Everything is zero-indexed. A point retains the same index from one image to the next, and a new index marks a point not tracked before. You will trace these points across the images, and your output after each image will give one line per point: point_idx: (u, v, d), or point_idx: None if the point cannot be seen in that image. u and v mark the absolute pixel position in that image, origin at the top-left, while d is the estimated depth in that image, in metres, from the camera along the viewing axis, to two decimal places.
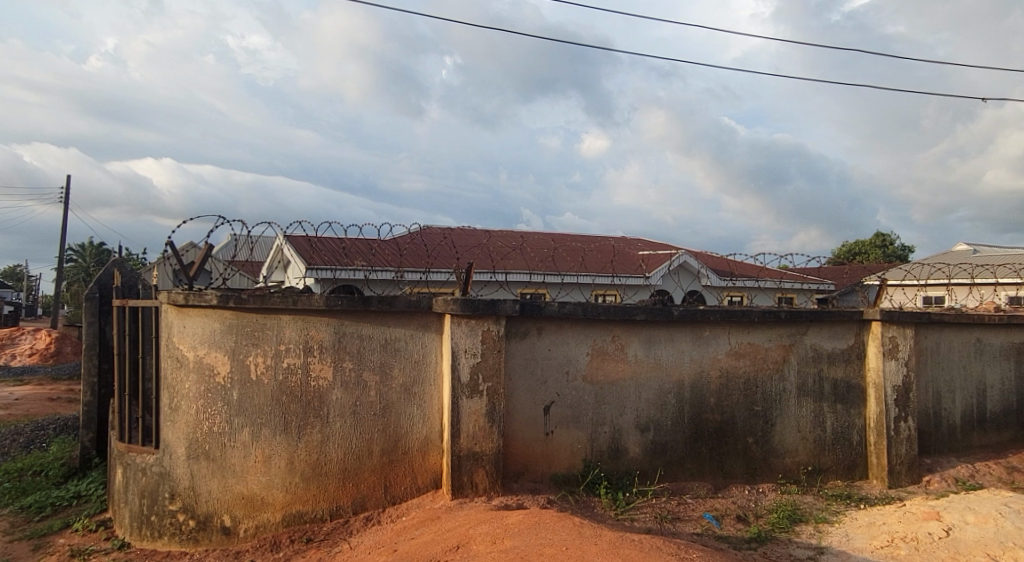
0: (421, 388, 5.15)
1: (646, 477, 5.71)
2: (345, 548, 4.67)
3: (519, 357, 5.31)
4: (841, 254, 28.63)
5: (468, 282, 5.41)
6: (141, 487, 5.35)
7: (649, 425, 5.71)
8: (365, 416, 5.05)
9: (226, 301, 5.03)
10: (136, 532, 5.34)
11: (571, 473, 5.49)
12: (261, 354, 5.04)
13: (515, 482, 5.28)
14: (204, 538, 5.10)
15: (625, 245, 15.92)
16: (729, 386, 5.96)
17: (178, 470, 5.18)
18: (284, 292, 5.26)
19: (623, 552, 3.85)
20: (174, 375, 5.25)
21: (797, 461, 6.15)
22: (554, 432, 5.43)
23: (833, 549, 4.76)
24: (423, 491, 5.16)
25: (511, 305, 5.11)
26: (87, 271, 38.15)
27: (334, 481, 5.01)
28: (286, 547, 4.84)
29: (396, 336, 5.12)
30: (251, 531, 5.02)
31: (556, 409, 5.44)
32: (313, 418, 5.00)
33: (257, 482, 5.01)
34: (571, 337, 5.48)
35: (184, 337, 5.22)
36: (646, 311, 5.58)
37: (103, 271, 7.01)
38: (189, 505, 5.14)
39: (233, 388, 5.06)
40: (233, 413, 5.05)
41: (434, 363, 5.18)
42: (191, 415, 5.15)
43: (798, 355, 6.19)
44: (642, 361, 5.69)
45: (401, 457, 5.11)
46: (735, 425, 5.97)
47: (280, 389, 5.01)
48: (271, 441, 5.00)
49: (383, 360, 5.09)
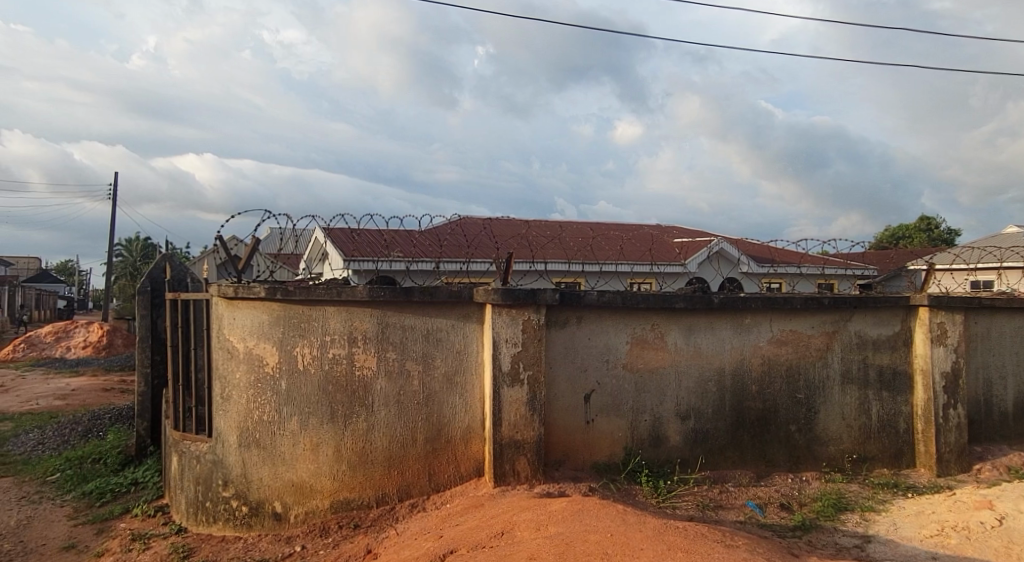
0: (463, 378, 5.23)
1: (687, 465, 5.71)
2: (392, 535, 4.79)
3: (559, 346, 5.35)
4: (884, 238, 28.07)
5: (508, 271, 5.45)
6: (195, 474, 5.55)
7: (689, 413, 5.70)
8: (409, 405, 5.15)
9: (273, 293, 5.18)
10: (193, 517, 5.56)
11: (612, 461, 5.51)
12: (307, 345, 5.17)
13: (556, 471, 5.34)
14: (257, 523, 5.27)
15: (662, 233, 15.84)
16: (771, 373, 5.91)
17: (231, 458, 5.36)
18: (330, 285, 5.38)
19: (668, 539, 3.87)
20: (225, 365, 5.42)
21: (842, 449, 6.08)
22: (595, 420, 5.46)
23: (881, 538, 4.71)
24: (466, 479, 5.25)
25: (551, 295, 5.15)
26: (133, 265, 39.28)
27: (379, 469, 5.13)
28: (335, 533, 4.98)
29: (438, 326, 5.19)
30: (301, 516, 5.18)
31: (596, 397, 5.46)
32: (358, 407, 5.12)
33: (307, 470, 5.16)
34: (610, 325, 5.49)
35: (234, 329, 5.38)
36: (686, 299, 5.57)
37: (155, 266, 7.25)
38: (242, 492, 5.31)
39: (282, 378, 5.20)
40: (282, 403, 5.20)
41: (476, 352, 5.25)
42: (242, 404, 5.32)
43: (842, 342, 6.10)
44: (682, 349, 5.67)
45: (443, 446, 5.20)
46: (778, 414, 5.92)
47: (326, 379, 5.14)
48: (319, 430, 5.14)
49: (425, 350, 5.18)
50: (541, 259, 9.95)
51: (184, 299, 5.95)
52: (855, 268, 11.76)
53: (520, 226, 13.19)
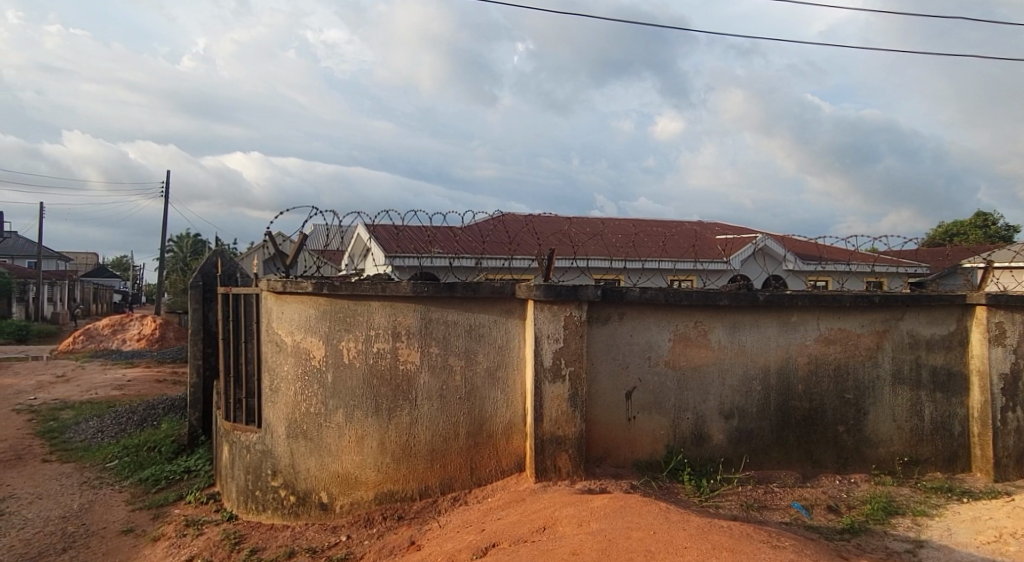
0: (505, 373, 5.26)
1: (731, 464, 5.64)
2: (435, 527, 4.86)
3: (601, 342, 5.34)
4: (937, 235, 27.13)
5: (550, 268, 5.46)
6: (246, 463, 5.72)
7: (733, 412, 5.63)
8: (451, 400, 5.21)
9: (320, 288, 5.29)
10: (243, 505, 5.73)
11: (654, 459, 5.48)
12: (353, 339, 5.27)
13: (597, 467, 5.33)
14: (304, 513, 5.41)
15: (704, 229, 15.61)
16: (818, 373, 5.79)
17: (280, 448, 5.50)
18: (375, 280, 5.47)
19: (713, 538, 3.84)
20: (274, 358, 5.57)
21: (892, 451, 5.92)
22: (636, 417, 5.44)
23: (934, 543, 4.58)
24: (507, 473, 5.28)
25: (594, 291, 5.14)
26: (183, 261, 40.50)
27: (422, 462, 5.20)
28: (379, 524, 5.08)
29: (480, 322, 5.23)
30: (346, 507, 5.29)
31: (638, 394, 5.44)
32: (402, 401, 5.20)
33: (352, 462, 5.26)
34: (653, 323, 5.45)
35: (283, 322, 5.53)
36: (730, 297, 5.49)
37: (206, 261, 7.49)
38: (290, 482, 5.45)
39: (328, 371, 5.32)
40: (328, 395, 5.32)
41: (518, 348, 5.26)
42: (290, 396, 5.46)
43: (893, 341, 5.94)
44: (726, 347, 5.60)
45: (485, 440, 5.24)
46: (825, 414, 5.80)
47: (370, 372, 5.23)
48: (363, 422, 5.24)
49: (467, 345, 5.22)
50: (581, 255, 9.93)
51: (235, 293, 6.13)
52: (907, 265, 11.39)
53: (562, 223, 13.12)
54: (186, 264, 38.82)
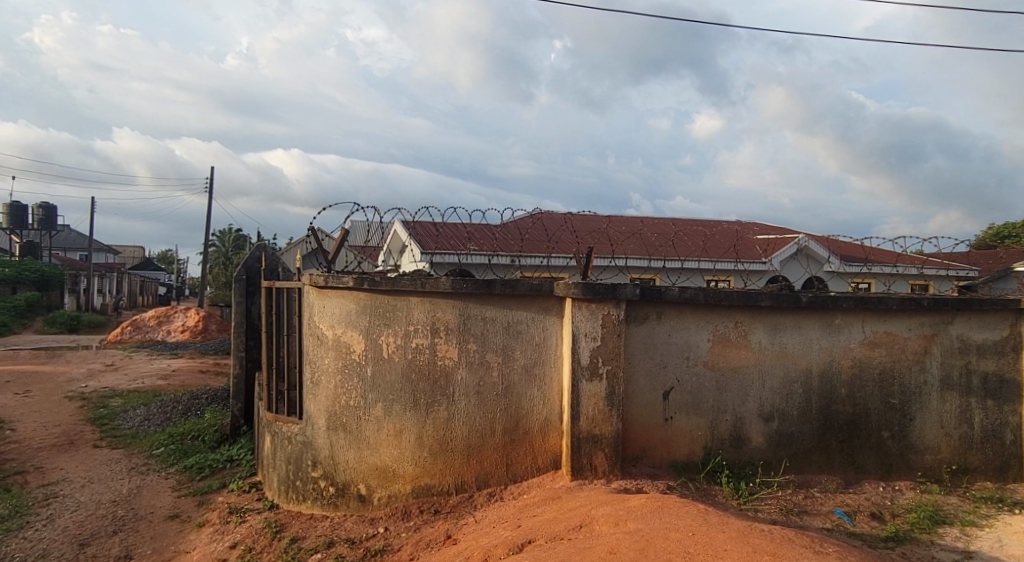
0: (542, 370, 5.26)
1: (770, 468, 5.55)
2: (471, 522, 4.89)
3: (639, 341, 5.30)
4: (988, 236, 26.25)
5: (588, 266, 5.44)
6: (287, 454, 5.84)
7: (773, 415, 5.54)
8: (489, 396, 5.23)
9: (361, 283, 5.37)
10: (284, 495, 5.85)
11: (691, 460, 5.44)
12: (392, 334, 5.34)
13: (633, 467, 5.31)
14: (342, 504, 5.50)
15: (744, 229, 15.36)
16: (862, 376, 5.66)
17: (320, 440, 5.60)
18: (414, 275, 5.53)
19: (754, 541, 3.79)
20: (316, 351, 5.67)
21: (939, 458, 5.76)
22: (674, 418, 5.39)
23: (983, 555, 4.44)
24: (543, 471, 5.29)
25: (632, 289, 5.10)
26: (225, 256, 41.42)
27: (459, 457, 5.24)
28: (416, 517, 5.13)
29: (518, 319, 5.24)
30: (384, 499, 5.36)
31: (676, 394, 5.39)
32: (440, 396, 5.25)
33: (390, 455, 5.33)
34: (692, 323, 5.40)
35: (324, 317, 5.62)
36: (771, 298, 5.40)
37: (250, 255, 7.66)
38: (329, 473, 5.55)
39: (368, 365, 5.39)
40: (367, 389, 5.40)
41: (555, 346, 5.26)
42: (331, 389, 5.55)
43: (941, 346, 5.77)
44: (767, 349, 5.51)
45: (522, 437, 5.26)
46: (869, 419, 5.67)
47: (409, 367, 5.29)
48: (401, 416, 5.30)
49: (505, 342, 5.24)
50: (619, 254, 9.87)
51: (278, 287, 6.26)
52: (957, 268, 11.02)
53: (602, 221, 13.15)
54: (228, 259, 39.77)
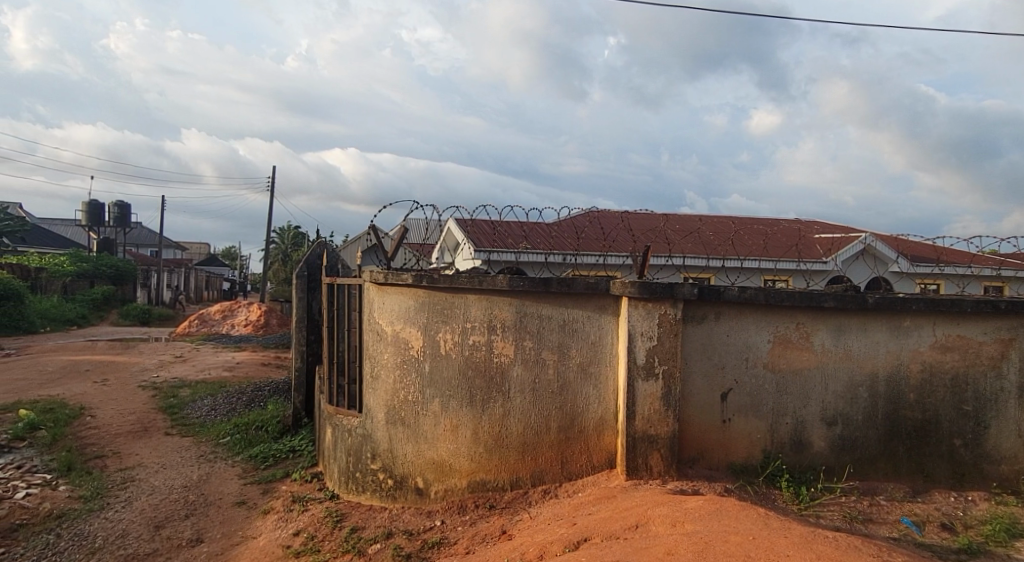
0: (597, 369, 5.24)
1: (833, 473, 5.40)
2: (525, 518, 4.93)
3: (696, 342, 5.24)
4: None
5: (644, 265, 5.41)
6: (347, 446, 6.00)
7: (837, 419, 5.39)
8: (544, 393, 5.26)
9: (420, 280, 5.46)
10: (344, 485, 6.02)
11: (750, 463, 5.34)
12: (450, 331, 5.42)
13: (689, 469, 5.25)
14: (400, 496, 5.62)
15: (805, 229, 14.93)
16: (933, 382, 5.45)
17: (379, 433, 5.74)
18: (471, 273, 5.60)
19: (817, 548, 3.70)
20: (375, 346, 5.81)
21: (1016, 469, 5.49)
22: (732, 420, 5.30)
23: None
24: (598, 469, 5.28)
25: (690, 289, 5.04)
26: (284, 252, 42.58)
27: (514, 453, 5.29)
28: (472, 512, 5.20)
29: (574, 317, 5.24)
30: (440, 493, 5.45)
31: (734, 396, 5.30)
32: (495, 393, 5.30)
33: (447, 450, 5.42)
34: (752, 323, 5.29)
35: (384, 313, 5.75)
36: (836, 299, 5.25)
37: (311, 252, 7.88)
38: (388, 465, 5.68)
39: (426, 361, 5.49)
40: (425, 384, 5.50)
41: (611, 344, 5.24)
42: (390, 384, 5.68)
43: (1019, 351, 5.50)
44: (830, 351, 5.37)
45: (577, 435, 5.26)
46: (940, 425, 5.46)
47: (466, 364, 5.36)
48: (458, 412, 5.38)
49: (561, 340, 5.25)
50: (674, 253, 9.75)
51: (339, 283, 6.44)
52: None
53: (658, 220, 13.01)
54: (287, 256, 40.97)
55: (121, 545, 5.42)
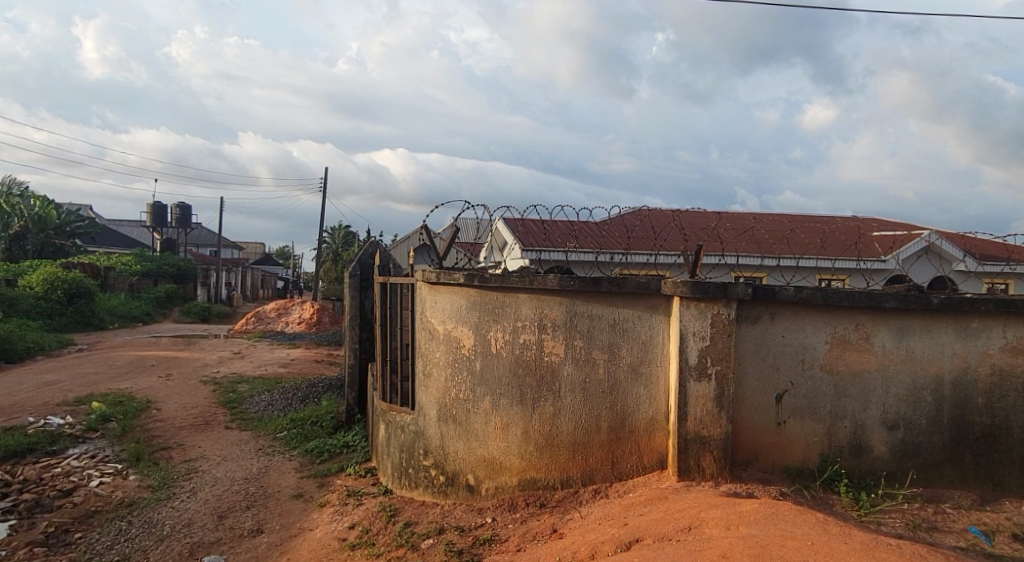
0: (648, 369, 5.20)
1: (894, 479, 5.23)
2: (576, 517, 4.93)
3: (750, 342, 5.14)
4: None
5: (696, 265, 5.34)
6: (400, 442, 6.12)
7: (898, 423, 5.22)
8: (594, 393, 5.25)
9: (472, 280, 5.52)
10: (397, 481, 6.13)
11: (806, 466, 5.22)
12: (500, 330, 5.46)
13: (743, 471, 5.16)
14: (451, 493, 5.69)
15: (864, 226, 14.45)
16: (1002, 386, 5.22)
17: (431, 430, 5.83)
18: (522, 273, 5.62)
19: (879, 556, 3.60)
20: (427, 345, 5.90)
21: None
22: (787, 422, 5.19)
23: None
24: (649, 470, 5.24)
25: (744, 289, 4.96)
26: (335, 252, 43.48)
27: (564, 453, 5.29)
28: (522, 509, 5.24)
29: (624, 317, 5.21)
30: (491, 491, 5.50)
31: (790, 398, 5.19)
32: (546, 392, 5.32)
33: (497, 447, 5.47)
34: (808, 324, 5.17)
35: (436, 312, 5.83)
36: (898, 299, 5.09)
37: (364, 251, 8.04)
38: (440, 462, 5.76)
39: (477, 359, 5.55)
40: (476, 383, 5.55)
41: (662, 344, 5.18)
42: (441, 382, 5.76)
43: None
44: (891, 353, 5.20)
45: (627, 435, 5.23)
46: (1010, 432, 5.23)
47: (516, 363, 5.40)
48: (509, 410, 5.42)
49: (611, 340, 5.23)
50: (727, 252, 9.58)
51: (391, 283, 6.56)
52: None
53: (709, 219, 12.80)
54: (339, 255, 41.85)
55: (187, 534, 5.65)
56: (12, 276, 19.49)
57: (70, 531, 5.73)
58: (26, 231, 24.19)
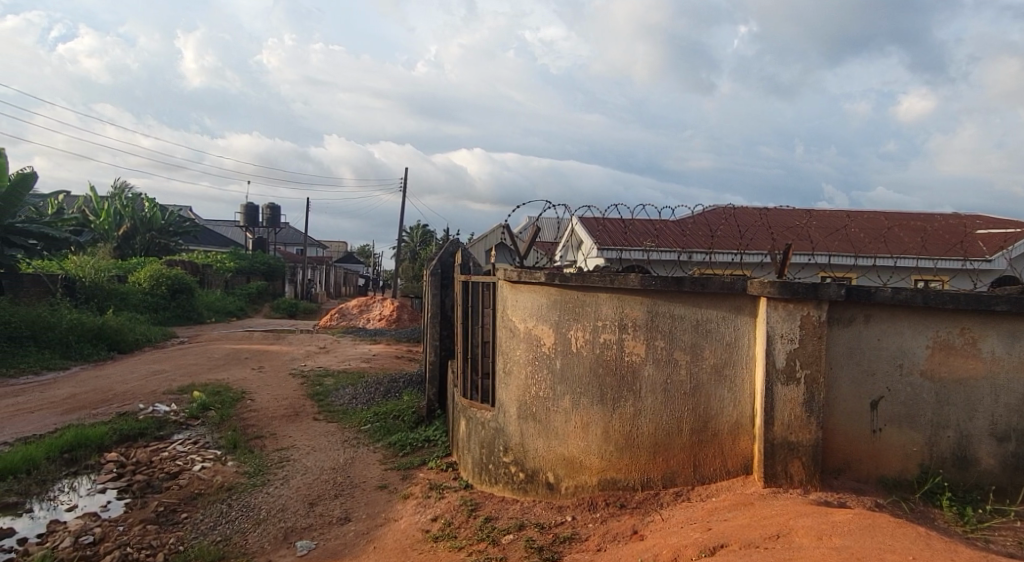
0: (733, 371, 5.06)
1: (1004, 495, 4.88)
2: (657, 519, 4.86)
3: (842, 346, 4.93)
4: None
5: (784, 264, 5.16)
6: (481, 438, 6.21)
7: (1009, 435, 4.88)
8: (676, 394, 5.15)
9: (552, 279, 5.54)
10: (478, 476, 6.23)
11: (904, 477, 4.95)
12: (580, 329, 5.46)
13: (834, 480, 4.95)
14: (531, 490, 5.73)
15: (970, 225, 13.53)
16: None
17: (511, 428, 5.89)
18: (603, 272, 5.59)
19: None
20: (508, 343, 5.97)
21: None
22: (883, 430, 4.94)
23: None
24: (733, 475, 5.10)
25: (837, 289, 4.76)
26: (414, 251, 44.53)
27: (645, 454, 5.23)
28: (602, 509, 5.20)
29: (708, 317, 5.09)
30: (571, 489, 5.50)
31: (886, 405, 4.94)
32: (627, 392, 5.27)
33: (577, 446, 5.47)
34: (907, 327, 4.90)
35: (517, 310, 5.89)
36: (1009, 302, 4.76)
37: (445, 250, 8.20)
38: (520, 459, 5.81)
39: (557, 357, 5.57)
40: (556, 381, 5.57)
41: (747, 346, 5.04)
42: (522, 380, 5.81)
43: None
44: (1001, 359, 4.86)
45: (710, 438, 5.11)
46: None
47: (597, 362, 5.38)
48: (589, 410, 5.41)
49: (694, 341, 5.12)
50: (817, 251, 9.20)
51: (472, 281, 6.66)
52: None
53: (798, 217, 12.31)
54: (417, 253, 42.82)
55: (282, 518, 5.94)
56: (122, 271, 20.99)
57: (177, 511, 6.13)
58: (134, 230, 26.00)
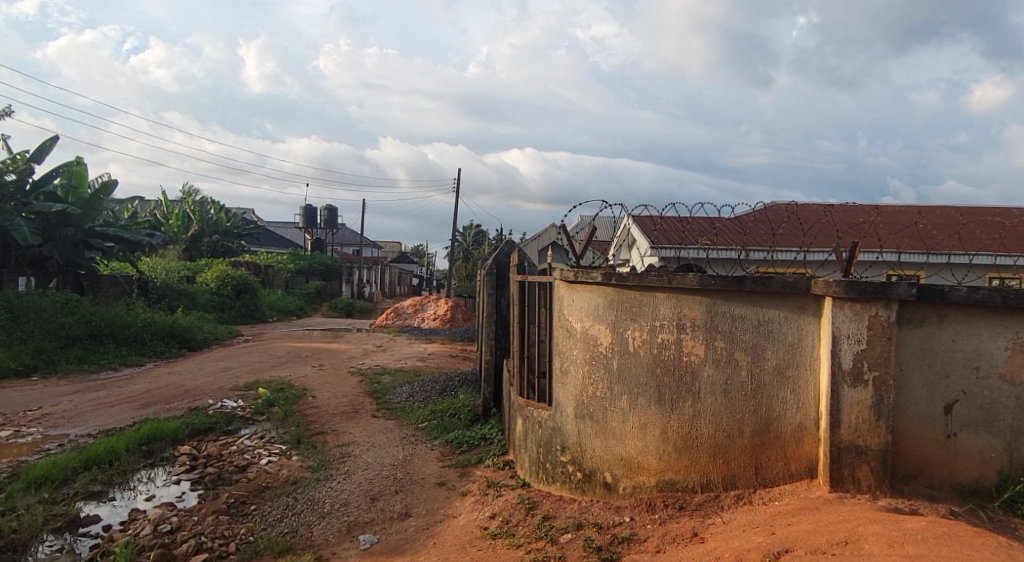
0: (796, 372, 4.93)
1: None
2: (718, 522, 4.79)
3: (913, 347, 4.74)
4: None
5: (851, 263, 5.01)
6: (538, 437, 6.23)
7: None
8: (736, 395, 5.06)
9: (609, 279, 5.51)
10: (535, 475, 6.25)
11: (982, 485, 4.72)
12: (638, 328, 5.41)
13: (905, 486, 4.77)
14: (589, 490, 5.72)
15: None
16: None
17: (568, 427, 5.89)
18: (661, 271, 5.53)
19: None
20: (565, 342, 5.98)
21: None
22: (958, 435, 4.74)
23: None
24: (797, 478, 4.97)
25: (907, 289, 4.59)
26: (466, 251, 44.87)
27: (705, 455, 5.15)
28: (661, 510, 5.15)
29: (770, 317, 4.98)
30: (629, 489, 5.47)
31: (961, 409, 4.73)
32: (685, 393, 5.21)
33: (635, 446, 5.43)
34: (984, 328, 4.69)
35: (574, 309, 5.89)
36: None
37: (500, 250, 8.25)
38: (577, 458, 5.80)
39: (614, 357, 5.54)
40: (614, 381, 5.55)
41: (811, 347, 4.90)
42: (579, 379, 5.80)
43: None
44: None
45: (773, 441, 4.99)
46: None
47: (655, 362, 5.33)
48: (647, 410, 5.36)
49: (755, 341, 5.01)
50: (885, 250, 8.86)
51: (528, 281, 6.70)
52: None
53: (865, 215, 11.87)
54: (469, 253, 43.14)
55: (345, 512, 6.09)
56: (191, 271, 21.86)
57: (246, 503, 6.37)
58: (201, 232, 27.08)
